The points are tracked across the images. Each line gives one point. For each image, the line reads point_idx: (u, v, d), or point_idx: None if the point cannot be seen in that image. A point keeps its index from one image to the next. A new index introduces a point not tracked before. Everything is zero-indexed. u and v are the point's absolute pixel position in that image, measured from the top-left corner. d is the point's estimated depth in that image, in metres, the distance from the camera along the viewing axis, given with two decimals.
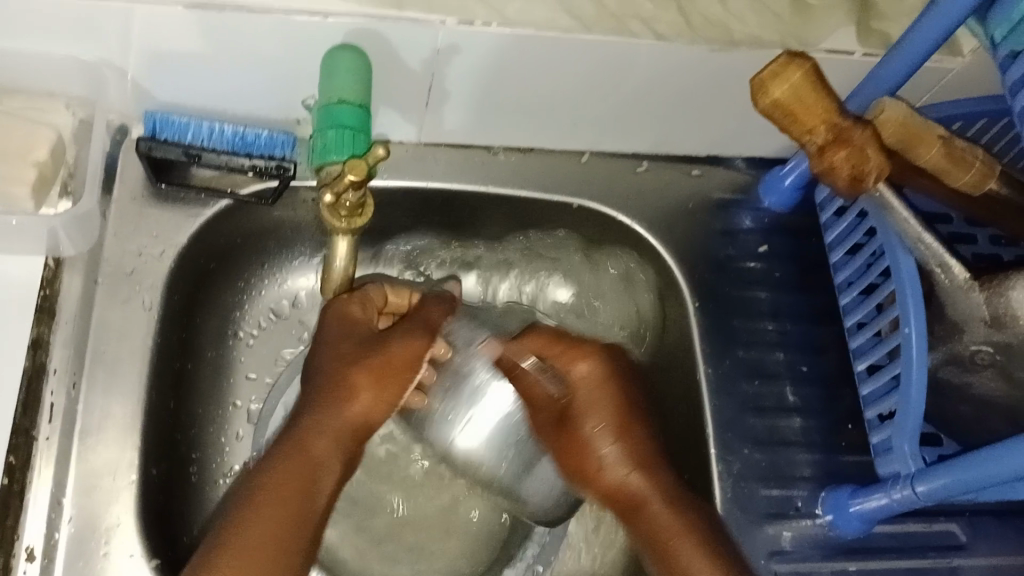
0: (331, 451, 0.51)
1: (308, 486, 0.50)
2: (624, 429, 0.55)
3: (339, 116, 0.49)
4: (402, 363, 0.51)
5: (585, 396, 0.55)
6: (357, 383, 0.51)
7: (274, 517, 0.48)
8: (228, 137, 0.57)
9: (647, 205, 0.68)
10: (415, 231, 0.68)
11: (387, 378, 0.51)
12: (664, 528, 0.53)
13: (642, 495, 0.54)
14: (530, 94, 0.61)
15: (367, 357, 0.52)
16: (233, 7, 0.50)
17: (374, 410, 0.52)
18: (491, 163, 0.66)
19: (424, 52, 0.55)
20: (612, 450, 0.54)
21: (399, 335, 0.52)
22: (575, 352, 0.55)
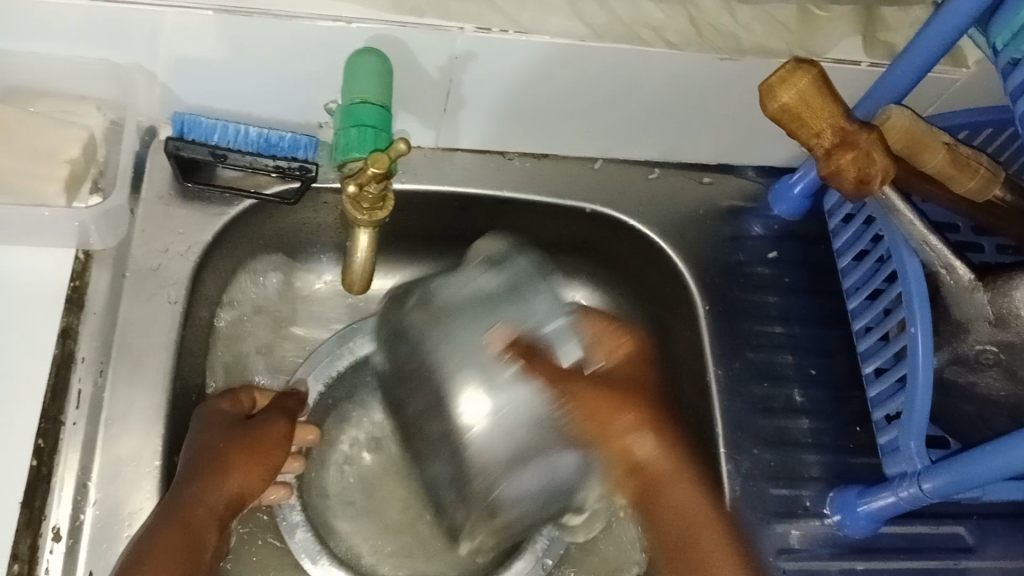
0: (208, 522, 0.51)
1: (190, 558, 0.49)
2: (653, 423, 0.51)
3: (361, 115, 0.51)
4: (275, 444, 0.57)
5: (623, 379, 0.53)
6: (236, 463, 0.54)
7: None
8: (253, 139, 0.59)
9: (658, 210, 0.69)
10: (432, 232, 0.70)
11: (265, 460, 0.56)
12: (690, 510, 0.53)
13: (668, 479, 0.52)
14: (543, 101, 0.62)
15: (246, 439, 0.56)
16: (259, 12, 0.52)
17: (251, 486, 0.55)
18: (506, 169, 0.67)
19: (443, 58, 0.57)
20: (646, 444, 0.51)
21: (261, 421, 0.57)
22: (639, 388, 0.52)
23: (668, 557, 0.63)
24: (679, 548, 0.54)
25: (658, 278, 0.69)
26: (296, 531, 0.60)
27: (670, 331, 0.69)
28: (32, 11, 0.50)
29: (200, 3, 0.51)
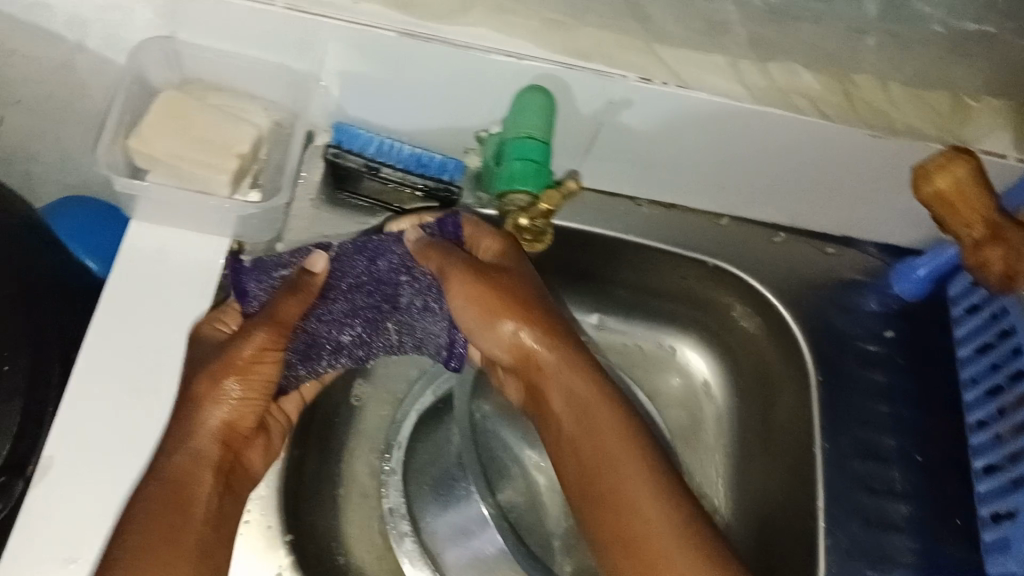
0: (194, 465, 0.50)
1: (182, 512, 0.48)
2: (517, 309, 0.53)
3: (528, 150, 0.52)
4: (265, 364, 0.52)
5: (526, 293, 0.54)
6: (222, 394, 0.51)
7: (173, 537, 0.47)
8: (405, 158, 0.62)
9: (780, 272, 0.69)
10: (554, 264, 0.71)
11: (258, 383, 0.52)
12: (580, 396, 0.53)
13: (577, 399, 0.53)
14: (685, 155, 0.64)
15: (224, 366, 0.50)
16: (437, 39, 0.54)
17: (239, 416, 0.52)
18: (634, 214, 0.68)
19: (599, 103, 0.59)
20: (526, 335, 0.53)
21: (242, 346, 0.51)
22: (507, 293, 0.53)
23: None
24: (574, 441, 0.52)
25: (773, 340, 0.70)
26: (404, 539, 0.58)
27: (776, 393, 0.69)
28: (228, 14, 0.54)
29: (385, 24, 0.54)
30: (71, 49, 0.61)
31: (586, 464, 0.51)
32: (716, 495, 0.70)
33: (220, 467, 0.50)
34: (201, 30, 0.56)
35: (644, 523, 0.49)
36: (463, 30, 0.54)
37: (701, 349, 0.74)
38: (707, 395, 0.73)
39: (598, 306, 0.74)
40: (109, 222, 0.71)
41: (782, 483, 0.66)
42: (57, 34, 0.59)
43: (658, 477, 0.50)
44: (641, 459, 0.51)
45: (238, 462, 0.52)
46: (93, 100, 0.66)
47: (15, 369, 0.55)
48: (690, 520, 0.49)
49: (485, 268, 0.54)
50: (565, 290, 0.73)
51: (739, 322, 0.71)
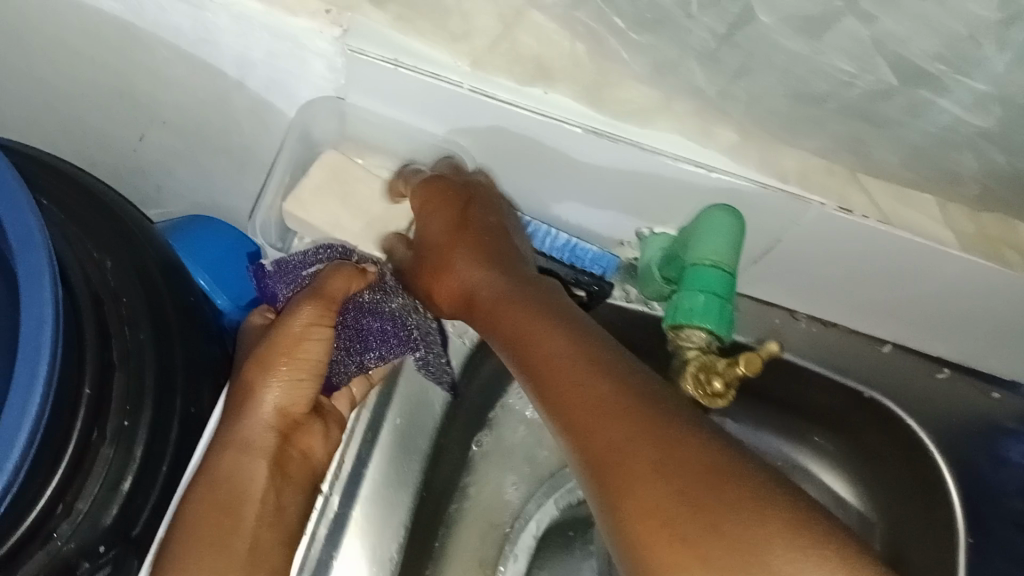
0: (251, 454, 0.49)
1: (237, 511, 0.47)
2: (432, 253, 0.52)
3: (709, 281, 0.47)
4: (313, 347, 0.49)
5: (470, 236, 0.51)
6: (269, 380, 0.49)
7: (225, 528, 0.46)
8: (560, 246, 0.58)
9: (938, 424, 0.64)
10: None
11: (306, 363, 0.49)
12: (573, 347, 0.41)
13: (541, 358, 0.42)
14: (862, 283, 0.59)
15: (273, 348, 0.49)
16: (627, 140, 0.50)
17: (291, 400, 0.50)
18: (791, 329, 0.64)
19: (781, 222, 0.54)
20: (478, 278, 0.49)
21: (286, 327, 0.48)
22: (464, 240, 0.51)
23: None
24: (560, 385, 0.40)
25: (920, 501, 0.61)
26: None
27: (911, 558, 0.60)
28: (407, 85, 0.50)
29: (573, 119, 0.50)
30: (232, 85, 0.58)
31: (575, 415, 0.38)
32: None
33: (273, 455, 0.49)
34: (374, 93, 0.52)
35: (631, 449, 0.35)
36: (655, 135, 0.50)
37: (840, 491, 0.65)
38: None
39: (733, 414, 0.67)
40: (239, 258, 0.69)
41: None
42: (222, 71, 0.56)
43: (666, 429, 0.35)
44: (623, 400, 0.37)
45: (297, 453, 0.50)
46: (242, 133, 0.63)
47: (137, 425, 0.52)
48: (780, 502, 0.32)
49: (461, 230, 0.52)
50: None
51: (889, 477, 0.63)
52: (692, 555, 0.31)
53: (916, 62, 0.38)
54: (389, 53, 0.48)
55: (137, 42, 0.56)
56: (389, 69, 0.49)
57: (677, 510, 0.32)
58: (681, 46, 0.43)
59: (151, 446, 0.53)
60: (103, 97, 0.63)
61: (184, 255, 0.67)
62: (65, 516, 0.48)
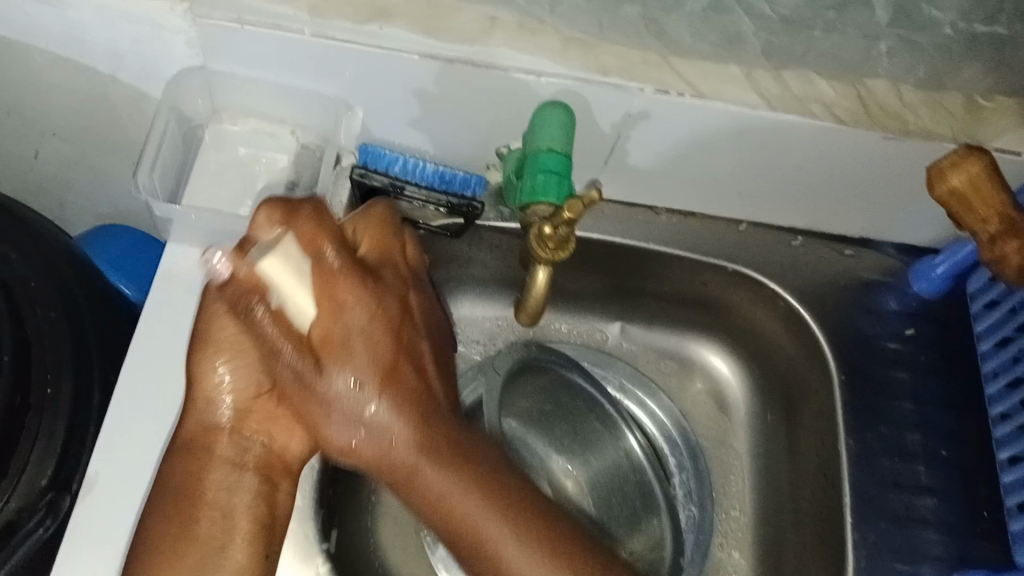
0: (212, 454, 0.49)
1: (196, 520, 0.48)
2: (360, 357, 0.48)
3: (548, 163, 0.53)
4: (239, 329, 0.48)
5: (382, 333, 0.49)
6: (213, 369, 0.48)
7: (180, 524, 0.48)
8: (430, 174, 0.64)
9: (801, 277, 0.70)
10: (589, 274, 0.72)
11: (241, 343, 0.48)
12: (362, 331, 0.48)
13: (404, 464, 0.49)
14: (703, 166, 0.65)
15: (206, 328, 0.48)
16: (461, 60, 0.56)
17: (237, 390, 0.49)
18: (653, 223, 0.70)
19: (618, 116, 0.60)
20: (377, 404, 0.48)
21: (211, 317, 0.48)
22: (385, 311, 0.49)
23: None
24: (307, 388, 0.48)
25: (794, 347, 0.70)
26: (437, 545, 0.61)
27: (800, 400, 0.70)
28: (255, 42, 0.56)
29: (409, 49, 0.56)
30: (107, 82, 0.62)
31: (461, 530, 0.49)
32: (735, 499, 0.70)
33: (232, 459, 0.50)
34: (230, 58, 0.58)
35: (434, 484, 0.49)
36: (485, 51, 0.56)
37: (728, 355, 0.74)
38: (734, 398, 0.73)
39: (622, 315, 0.75)
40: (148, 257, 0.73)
41: (806, 487, 0.67)
42: (94, 68, 0.61)
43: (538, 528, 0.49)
44: (487, 499, 0.49)
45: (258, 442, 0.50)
46: (128, 131, 0.68)
47: (58, 392, 0.57)
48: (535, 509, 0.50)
49: (337, 274, 0.48)
50: (606, 300, 0.74)
51: (762, 330, 0.72)
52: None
53: None
54: (233, 15, 0.54)
55: (11, 54, 0.61)
56: (236, 29, 0.55)
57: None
58: None
59: (74, 412, 0.57)
60: None
61: (96, 257, 0.71)
62: (2, 475, 0.53)
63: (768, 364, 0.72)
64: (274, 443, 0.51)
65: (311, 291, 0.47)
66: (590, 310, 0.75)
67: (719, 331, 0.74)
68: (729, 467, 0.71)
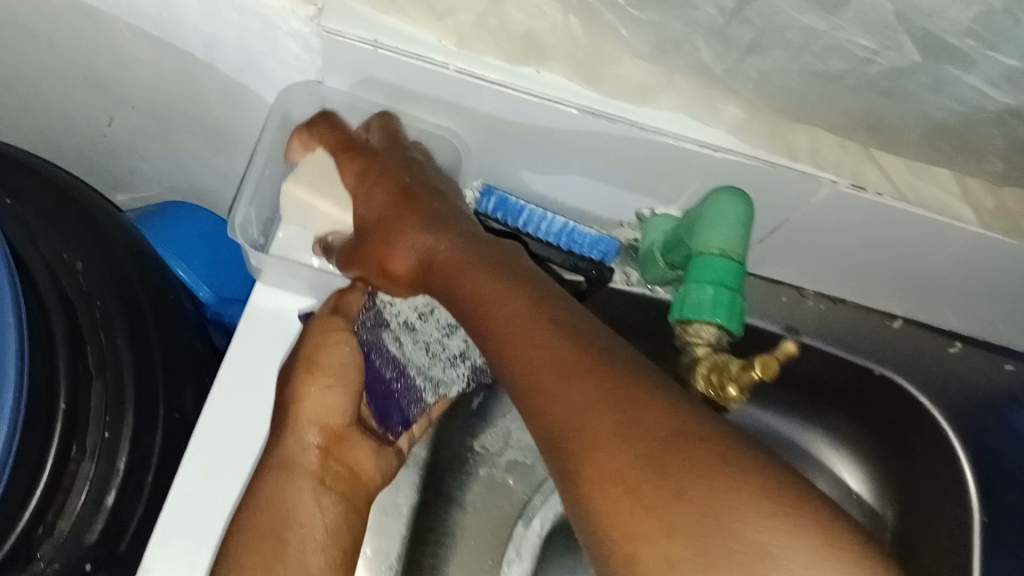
0: (298, 469, 0.46)
1: (286, 536, 0.44)
2: (416, 215, 0.45)
3: (716, 270, 0.44)
4: (349, 358, 0.48)
5: (415, 184, 0.47)
6: (308, 396, 0.47)
7: (268, 553, 0.44)
8: (556, 231, 0.54)
9: (955, 398, 0.60)
10: None
11: (349, 374, 0.48)
12: (427, 211, 0.45)
13: (436, 268, 0.42)
14: (872, 262, 0.56)
15: (303, 363, 0.48)
16: (626, 121, 0.47)
17: (333, 413, 0.48)
18: (799, 306, 0.62)
19: (793, 199, 0.51)
20: (425, 246, 0.43)
21: (319, 341, 0.48)
22: (414, 202, 0.45)
23: None
24: (382, 239, 0.45)
25: (936, 480, 0.58)
26: None
27: (920, 542, 0.58)
28: (387, 65, 0.46)
29: (569, 99, 0.46)
30: (201, 66, 0.53)
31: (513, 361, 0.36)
32: None
33: (319, 474, 0.47)
34: (353, 73, 0.48)
35: (567, 402, 0.33)
36: (657, 114, 0.47)
37: (850, 471, 0.63)
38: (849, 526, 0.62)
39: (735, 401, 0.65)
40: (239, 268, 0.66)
41: None
42: (191, 51, 0.52)
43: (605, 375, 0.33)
44: (586, 370, 0.33)
45: (344, 468, 0.48)
46: (220, 120, 0.59)
47: (120, 437, 0.49)
48: (669, 408, 0.32)
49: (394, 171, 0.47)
50: None
51: (899, 449, 0.61)
52: (656, 563, 0.28)
53: (947, 37, 0.36)
54: (368, 33, 0.44)
55: (96, 21, 0.51)
56: (369, 50, 0.45)
57: (638, 472, 0.30)
58: (687, 22, 0.39)
59: (136, 464, 0.50)
60: (65, 78, 0.59)
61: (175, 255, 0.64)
62: (47, 535, 0.46)
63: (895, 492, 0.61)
64: (357, 468, 0.49)
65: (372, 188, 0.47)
66: None
67: (843, 440, 0.64)
68: None
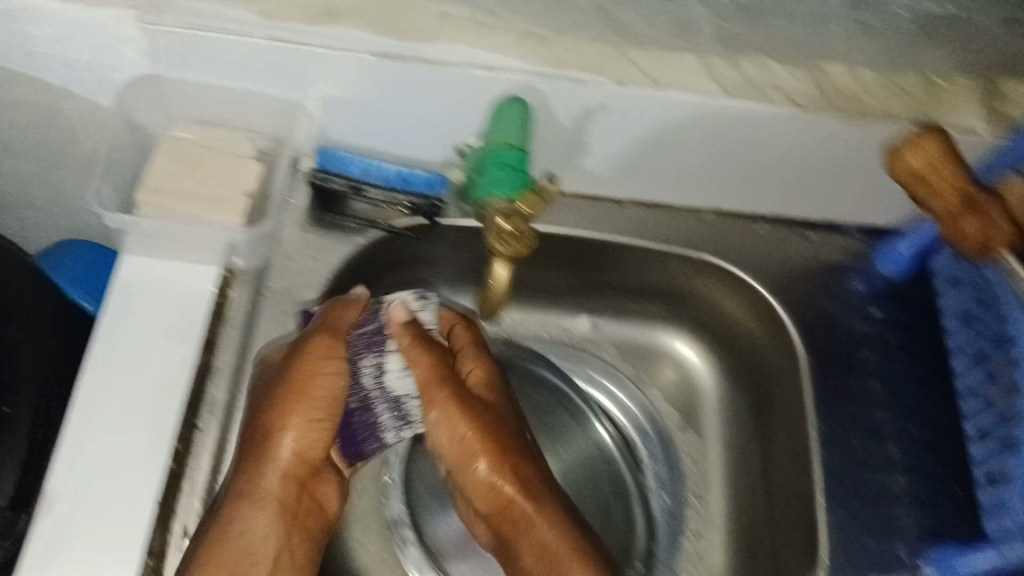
0: (272, 496, 0.54)
1: (243, 571, 0.52)
2: (447, 397, 0.58)
3: (499, 156, 0.54)
4: (329, 393, 0.56)
5: (426, 377, 0.58)
6: (288, 431, 0.55)
7: (229, 569, 0.51)
8: (389, 175, 0.62)
9: (765, 263, 0.71)
10: (556, 271, 0.73)
11: (331, 413, 0.56)
12: (424, 377, 0.58)
13: (431, 390, 0.58)
14: (666, 158, 0.66)
15: (279, 393, 0.55)
16: (414, 57, 0.56)
17: (309, 447, 0.56)
18: (620, 215, 0.70)
19: (577, 106, 0.60)
20: (438, 424, 0.58)
21: (308, 373, 0.55)
22: (426, 352, 0.58)
23: None
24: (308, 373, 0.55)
25: (764, 331, 0.71)
26: (408, 547, 0.62)
27: (771, 387, 0.70)
28: (205, 45, 0.55)
29: (363, 46, 0.55)
30: (56, 91, 0.61)
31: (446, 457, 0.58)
32: (713, 495, 0.70)
33: (287, 507, 0.55)
34: (183, 64, 0.57)
35: (534, 531, 0.57)
36: (438, 48, 0.56)
37: (697, 345, 0.75)
38: (705, 387, 0.74)
39: (590, 310, 0.76)
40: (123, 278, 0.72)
41: (777, 463, 0.68)
42: (45, 78, 0.60)
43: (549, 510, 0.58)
44: (517, 488, 0.58)
45: (312, 502, 0.57)
46: (86, 145, 0.67)
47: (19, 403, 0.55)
48: (564, 515, 0.58)
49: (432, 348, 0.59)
50: (577, 293, 0.75)
51: (732, 315, 0.72)
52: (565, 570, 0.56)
53: None
54: (182, 20, 0.54)
55: None
56: (186, 34, 0.54)
57: (537, 521, 0.57)
58: None
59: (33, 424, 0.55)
60: None
61: (67, 261, 0.71)
62: None
63: (737, 349, 0.73)
64: (325, 503, 0.57)
65: (322, 350, 0.56)
66: (565, 306, 0.76)
67: (688, 319, 0.75)
68: (700, 462, 0.72)
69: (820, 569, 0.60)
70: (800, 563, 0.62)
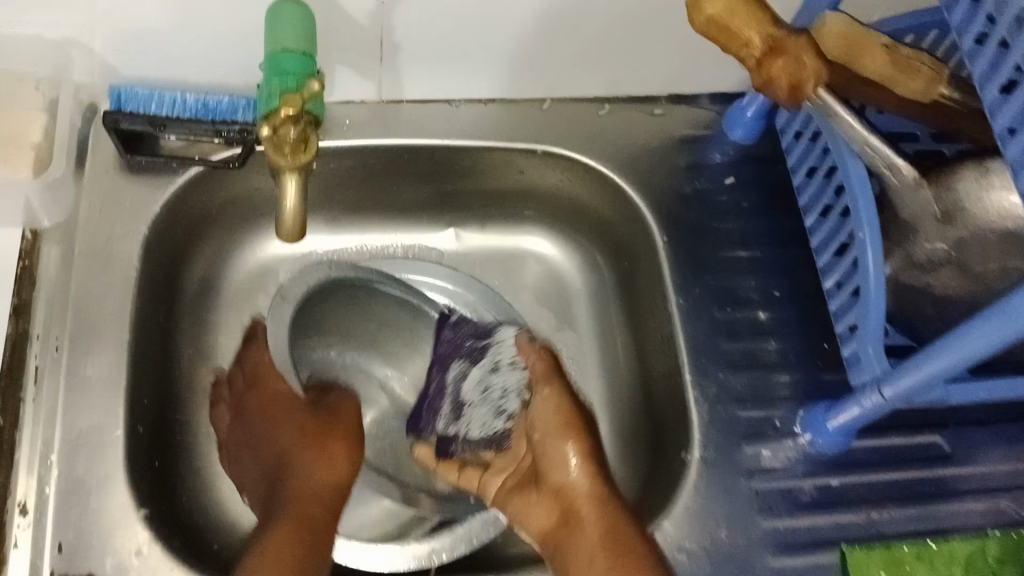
0: (300, 535, 0.51)
1: None
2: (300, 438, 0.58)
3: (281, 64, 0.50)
4: (351, 425, 0.59)
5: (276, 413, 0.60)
6: (331, 452, 0.57)
7: None
8: (190, 106, 0.60)
9: (612, 145, 0.68)
10: (400, 187, 0.69)
11: (348, 438, 0.58)
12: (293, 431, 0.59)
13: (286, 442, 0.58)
14: (485, 48, 0.62)
15: (324, 425, 0.58)
16: None
17: (340, 484, 0.56)
18: (451, 116, 0.67)
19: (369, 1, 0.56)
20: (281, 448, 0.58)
21: (340, 401, 0.61)
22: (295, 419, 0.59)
23: (645, 492, 0.62)
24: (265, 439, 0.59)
25: (620, 216, 0.68)
26: None
27: (635, 271, 0.68)
28: None
29: None
30: None
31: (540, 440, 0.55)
32: (590, 386, 0.70)
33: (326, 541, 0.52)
34: None
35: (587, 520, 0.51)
36: None
37: (557, 239, 0.73)
38: (573, 279, 0.73)
39: (448, 221, 0.73)
40: None
41: (651, 347, 0.66)
42: None
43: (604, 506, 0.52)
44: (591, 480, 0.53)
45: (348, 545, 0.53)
46: None
47: None
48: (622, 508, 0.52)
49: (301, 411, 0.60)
50: (428, 208, 0.72)
51: (587, 203, 0.70)
52: None
53: None
54: None
55: None
56: None
57: (589, 509, 0.52)
58: None
59: None
60: None
61: None
62: None
63: (598, 236, 0.71)
64: None
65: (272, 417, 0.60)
66: (420, 224, 0.73)
67: (546, 215, 0.72)
68: (580, 360, 0.70)
69: (693, 446, 0.58)
70: (677, 441, 0.61)
